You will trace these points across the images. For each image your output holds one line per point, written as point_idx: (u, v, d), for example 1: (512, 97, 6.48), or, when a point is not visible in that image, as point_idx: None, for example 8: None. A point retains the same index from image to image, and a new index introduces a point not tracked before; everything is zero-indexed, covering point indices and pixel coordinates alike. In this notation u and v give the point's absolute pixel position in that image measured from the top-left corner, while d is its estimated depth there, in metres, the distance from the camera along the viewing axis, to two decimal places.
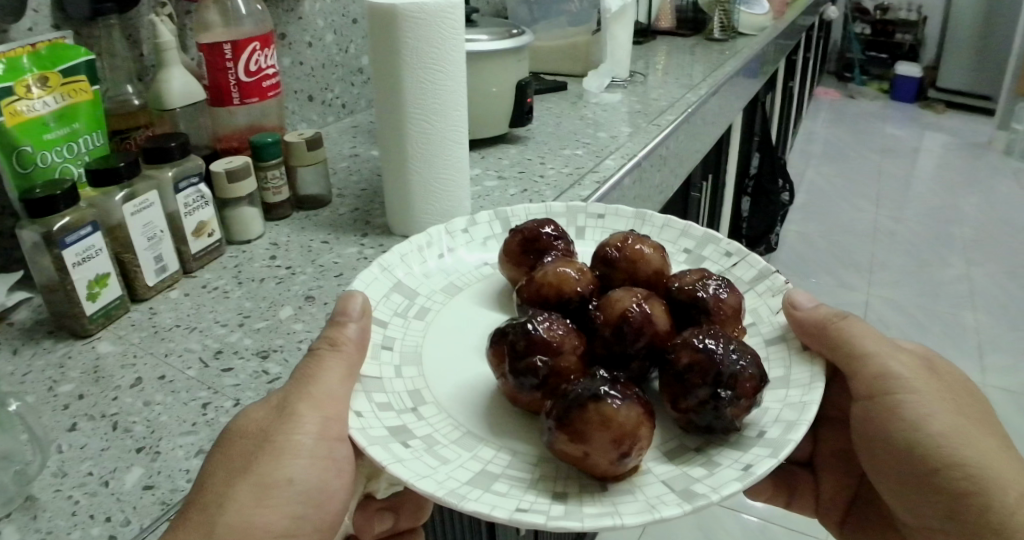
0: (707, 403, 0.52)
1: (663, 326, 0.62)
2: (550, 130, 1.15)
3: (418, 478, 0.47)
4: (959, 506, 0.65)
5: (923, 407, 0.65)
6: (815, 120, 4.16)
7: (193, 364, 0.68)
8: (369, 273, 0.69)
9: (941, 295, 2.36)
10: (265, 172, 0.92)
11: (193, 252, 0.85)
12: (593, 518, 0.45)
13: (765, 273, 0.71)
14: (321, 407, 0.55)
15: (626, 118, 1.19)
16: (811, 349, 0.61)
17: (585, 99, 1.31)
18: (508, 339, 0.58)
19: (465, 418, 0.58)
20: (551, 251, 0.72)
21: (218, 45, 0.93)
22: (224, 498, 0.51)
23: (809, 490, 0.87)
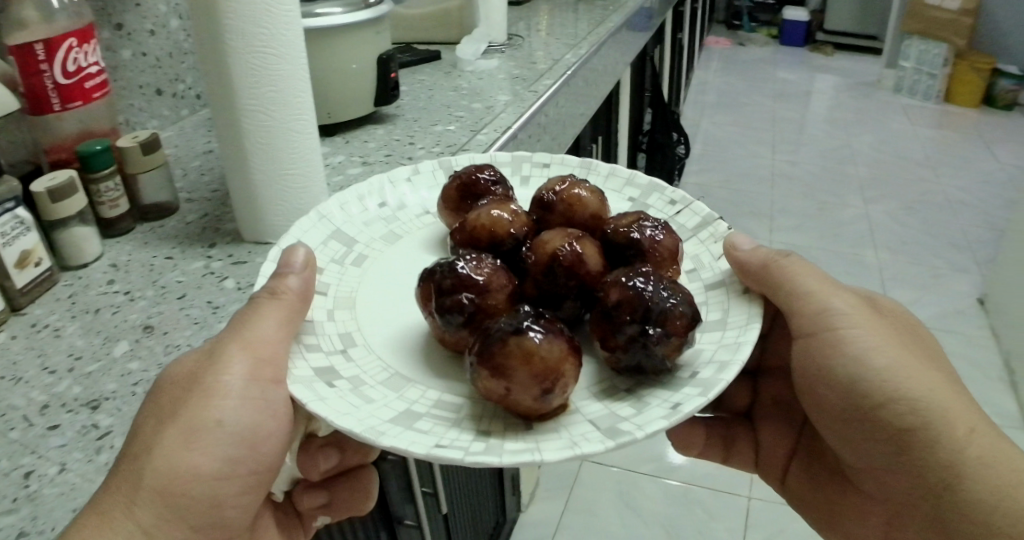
0: (635, 340, 0.47)
1: (595, 267, 0.57)
2: (424, 104, 1.06)
3: (338, 416, 0.43)
4: (908, 443, 0.59)
5: (869, 340, 0.59)
6: (710, 70, 4.21)
7: (15, 425, 0.55)
8: (306, 220, 0.64)
9: (840, 234, 2.44)
10: (96, 184, 0.80)
11: (19, 286, 0.70)
12: (510, 454, 0.42)
13: (707, 220, 0.64)
14: (250, 352, 0.52)
15: (503, 85, 1.12)
16: (752, 290, 0.55)
17: (460, 67, 1.23)
18: (435, 276, 0.54)
19: (396, 361, 0.53)
20: (489, 196, 0.66)
21: (27, 45, 0.78)
22: (152, 444, 0.50)
23: (745, 446, 0.79)
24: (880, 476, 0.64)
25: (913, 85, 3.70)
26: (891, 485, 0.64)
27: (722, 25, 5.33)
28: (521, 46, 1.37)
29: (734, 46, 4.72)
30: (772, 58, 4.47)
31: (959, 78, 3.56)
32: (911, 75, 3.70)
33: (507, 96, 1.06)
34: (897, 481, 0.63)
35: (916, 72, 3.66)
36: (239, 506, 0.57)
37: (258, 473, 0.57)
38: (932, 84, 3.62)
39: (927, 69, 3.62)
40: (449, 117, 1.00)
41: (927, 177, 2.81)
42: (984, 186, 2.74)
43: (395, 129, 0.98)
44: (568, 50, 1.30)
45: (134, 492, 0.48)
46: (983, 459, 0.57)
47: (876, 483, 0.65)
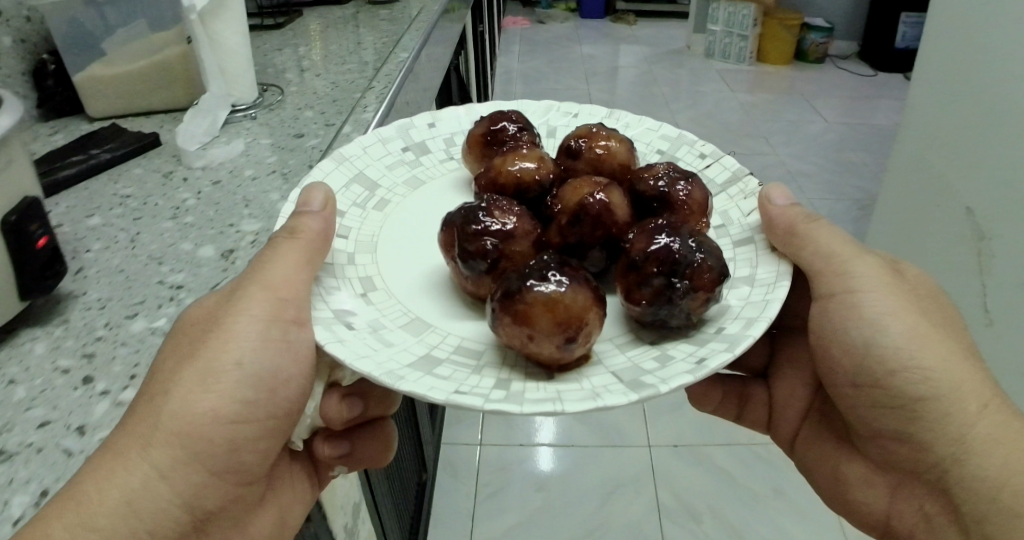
0: (663, 293, 0.50)
1: (621, 217, 0.57)
2: (121, 261, 0.60)
3: (356, 358, 0.44)
4: (916, 417, 0.52)
5: (881, 300, 0.53)
6: (512, 56, 3.65)
7: None
8: (327, 163, 0.63)
9: None
10: None
11: None
12: (534, 404, 0.43)
13: (738, 175, 0.65)
14: (273, 292, 0.48)
15: (268, 188, 0.71)
16: (778, 250, 0.54)
17: (183, 162, 0.77)
18: (458, 223, 0.53)
19: (417, 305, 0.54)
20: (514, 142, 0.63)
21: None
22: (169, 384, 0.45)
23: (761, 405, 0.68)
24: (885, 446, 0.56)
25: (724, 49, 3.50)
26: (896, 457, 0.56)
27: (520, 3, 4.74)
28: (278, 108, 0.91)
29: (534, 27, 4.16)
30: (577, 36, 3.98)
31: (770, 38, 3.43)
32: (722, 39, 3.50)
33: (260, 225, 0.65)
34: (901, 453, 0.55)
35: (728, 34, 3.45)
36: (261, 461, 0.52)
37: (276, 421, 0.50)
38: (745, 46, 3.43)
39: (738, 30, 3.42)
40: (159, 297, 0.56)
41: (793, 138, 2.69)
42: (816, 150, 2.61)
43: (53, 348, 0.50)
44: (344, 110, 0.89)
45: (151, 438, 0.43)
46: (996, 435, 0.50)
47: (877, 455, 0.57)
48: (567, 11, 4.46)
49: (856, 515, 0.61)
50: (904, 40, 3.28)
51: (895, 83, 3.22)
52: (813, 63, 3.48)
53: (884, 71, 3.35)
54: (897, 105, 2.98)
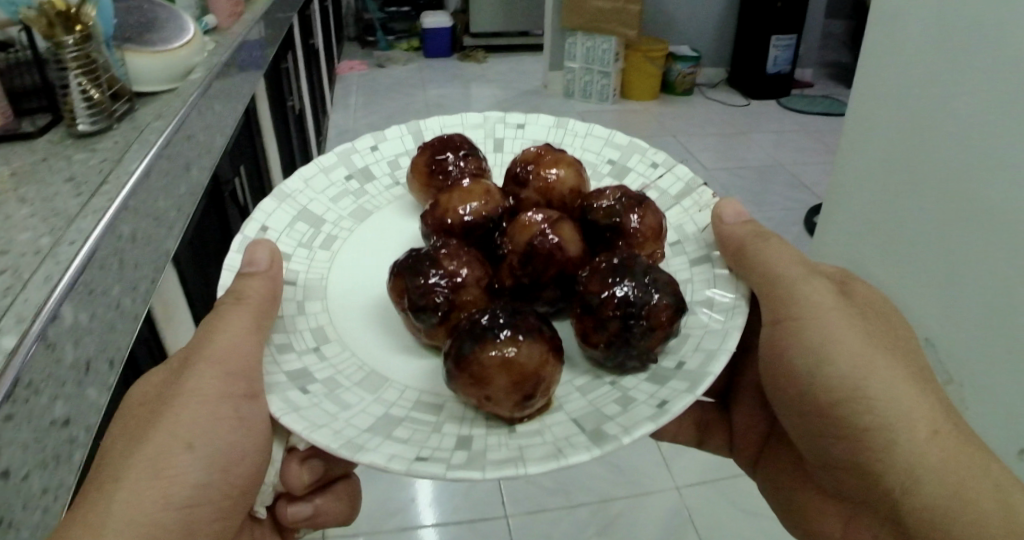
0: (619, 336, 0.51)
1: (573, 251, 0.55)
2: None
3: (313, 430, 0.46)
4: (864, 445, 0.52)
5: (821, 328, 0.53)
6: (349, 109, 2.57)
7: None
8: (268, 202, 0.61)
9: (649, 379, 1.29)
10: None
11: None
12: (495, 467, 0.45)
13: (692, 185, 0.64)
14: (221, 364, 0.50)
15: None
16: (735, 271, 0.56)
17: None
18: (406, 272, 0.53)
19: (371, 355, 0.55)
20: (462, 171, 0.62)
21: None
22: (119, 472, 0.46)
23: (720, 428, 0.70)
24: (835, 472, 0.57)
25: (585, 85, 2.57)
26: (846, 482, 0.56)
27: (353, 42, 3.54)
28: None
29: (371, 70, 3.05)
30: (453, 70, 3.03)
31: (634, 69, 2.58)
32: (580, 77, 2.57)
33: None
34: (847, 482, 0.56)
35: (587, 72, 2.54)
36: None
37: (232, 499, 0.51)
38: (607, 85, 2.53)
39: (598, 66, 2.51)
40: None
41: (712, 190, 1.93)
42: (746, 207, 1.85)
43: None
44: None
45: (101, 533, 0.43)
46: (947, 462, 0.49)
47: (827, 480, 0.58)
48: (407, 51, 3.32)
49: (811, 537, 0.62)
50: (774, 65, 2.61)
51: (771, 113, 2.52)
52: (681, 95, 2.68)
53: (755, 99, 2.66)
54: (773, 136, 2.31)
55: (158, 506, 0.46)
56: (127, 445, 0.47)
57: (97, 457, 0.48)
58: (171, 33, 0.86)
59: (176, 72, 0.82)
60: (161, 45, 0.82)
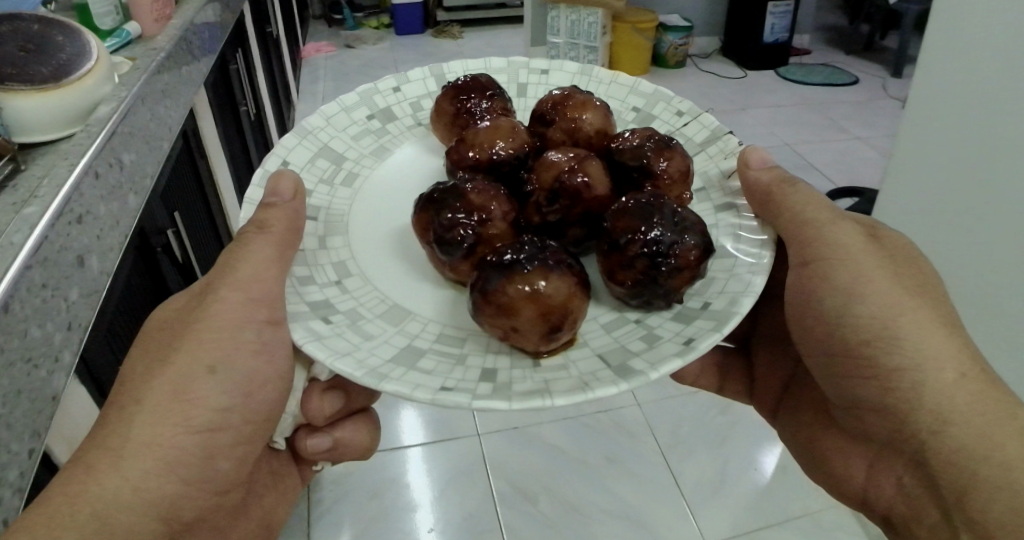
0: (646, 275, 0.50)
1: (602, 190, 0.54)
2: None
3: (338, 357, 0.45)
4: (890, 389, 0.52)
5: (850, 272, 0.53)
6: (315, 97, 2.40)
7: None
8: (289, 138, 0.60)
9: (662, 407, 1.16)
10: None
11: None
12: (522, 398, 0.45)
13: (718, 134, 0.63)
14: (245, 289, 0.49)
15: None
16: (761, 216, 0.56)
17: None
18: (432, 206, 0.52)
19: (393, 289, 0.54)
20: (486, 110, 0.60)
21: None
22: (142, 392, 0.46)
23: (740, 374, 0.70)
24: (859, 417, 0.56)
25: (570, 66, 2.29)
26: (870, 427, 0.55)
27: (323, 22, 3.33)
28: None
29: (341, 51, 2.88)
30: (425, 50, 2.87)
31: (621, 43, 2.35)
32: (567, 53, 2.27)
33: None
34: (871, 426, 0.55)
35: (572, 46, 2.24)
36: (238, 467, 0.51)
37: (253, 428, 0.50)
38: (594, 60, 2.25)
39: (584, 41, 2.22)
40: None
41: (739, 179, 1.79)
42: None
43: None
44: None
45: (121, 450, 0.44)
46: (972, 408, 0.49)
47: (851, 426, 0.57)
48: (377, 29, 3.15)
49: (830, 482, 0.62)
50: (771, 33, 2.40)
51: (768, 83, 2.35)
52: (673, 68, 2.49)
53: (750, 69, 2.47)
54: (771, 111, 2.14)
55: (175, 427, 0.45)
56: (147, 362, 0.47)
57: (118, 371, 0.48)
58: (66, 58, 0.68)
59: (75, 112, 0.65)
60: (51, 81, 0.65)
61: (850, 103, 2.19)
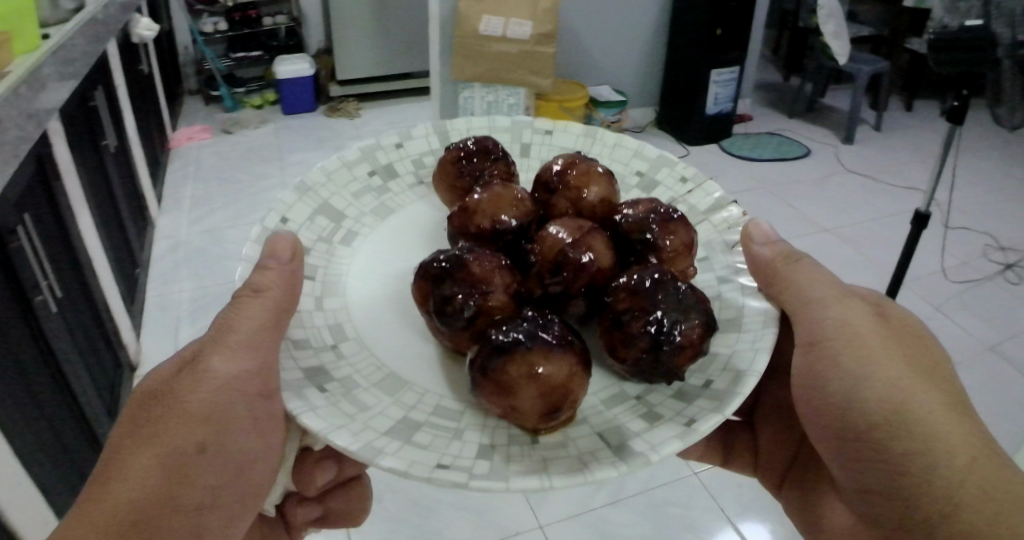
0: (647, 353, 0.49)
1: (603, 261, 0.54)
2: None
3: (331, 431, 0.44)
4: (900, 469, 0.51)
5: (853, 352, 0.52)
6: (183, 207, 1.97)
7: None
8: (287, 193, 0.59)
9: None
10: None
11: None
12: (519, 479, 0.43)
13: (722, 203, 0.63)
14: (237, 358, 0.48)
15: None
16: (766, 290, 0.55)
17: None
18: (434, 274, 0.51)
19: (391, 356, 0.53)
20: (489, 173, 0.60)
21: None
22: (121, 467, 0.44)
23: (746, 447, 0.70)
24: (868, 497, 0.55)
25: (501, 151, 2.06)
26: (879, 508, 0.54)
27: (199, 99, 2.85)
28: None
29: (217, 137, 2.45)
30: (320, 129, 2.54)
31: None
32: None
33: None
34: (883, 510, 0.54)
35: None
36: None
37: (240, 507, 0.49)
38: None
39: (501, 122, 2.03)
40: None
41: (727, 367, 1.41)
42: None
43: None
44: None
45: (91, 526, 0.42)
46: (985, 489, 0.48)
47: (858, 507, 0.56)
48: (260, 107, 2.72)
49: None
50: (716, 104, 2.30)
51: (714, 159, 2.25)
52: None
53: (695, 144, 2.36)
54: (778, 201, 1.98)
55: (162, 507, 0.44)
56: (135, 438, 0.46)
57: (101, 447, 0.46)
58: None
59: None
60: None
61: (806, 183, 2.10)
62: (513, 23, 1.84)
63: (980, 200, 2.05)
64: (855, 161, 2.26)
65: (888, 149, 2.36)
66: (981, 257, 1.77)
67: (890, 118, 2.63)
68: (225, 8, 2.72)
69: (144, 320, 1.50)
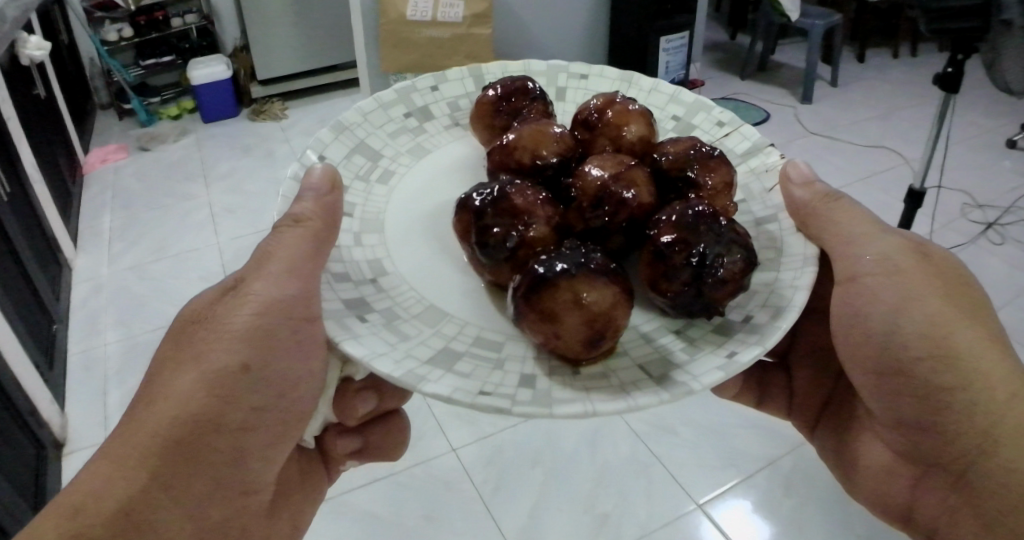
0: (688, 286, 0.49)
1: (645, 197, 0.53)
2: None
3: (374, 358, 0.44)
4: (940, 407, 0.51)
5: (895, 291, 0.52)
6: (103, 242, 1.75)
7: None
8: (325, 133, 0.59)
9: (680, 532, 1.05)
10: None
11: None
12: (561, 405, 0.44)
13: (759, 146, 0.62)
14: (276, 283, 0.48)
15: None
16: (807, 229, 0.55)
17: None
18: (474, 207, 0.51)
19: (431, 290, 0.53)
20: (528, 112, 0.60)
21: None
22: (165, 388, 0.45)
23: (780, 390, 0.69)
24: (905, 436, 0.54)
25: None
26: (917, 447, 0.54)
27: (112, 111, 2.46)
28: None
29: (133, 157, 2.15)
30: (255, 137, 2.24)
31: None
32: None
33: None
34: (922, 447, 0.53)
35: None
36: (270, 469, 0.51)
37: (279, 431, 0.49)
38: None
39: None
40: None
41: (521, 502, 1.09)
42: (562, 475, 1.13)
43: None
44: None
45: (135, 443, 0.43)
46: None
47: (894, 446, 0.56)
48: (178, 118, 2.38)
49: (875, 506, 0.60)
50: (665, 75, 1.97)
51: None
52: None
53: None
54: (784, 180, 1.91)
55: (201, 430, 0.44)
56: (180, 361, 0.46)
57: (148, 366, 0.47)
58: None
59: None
60: None
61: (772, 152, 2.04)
62: (445, 2, 1.26)
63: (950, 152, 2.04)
64: (817, 125, 2.19)
65: (847, 105, 2.33)
66: (959, 218, 1.75)
67: (843, 72, 2.60)
68: (128, 10, 2.32)
69: (68, 389, 1.31)
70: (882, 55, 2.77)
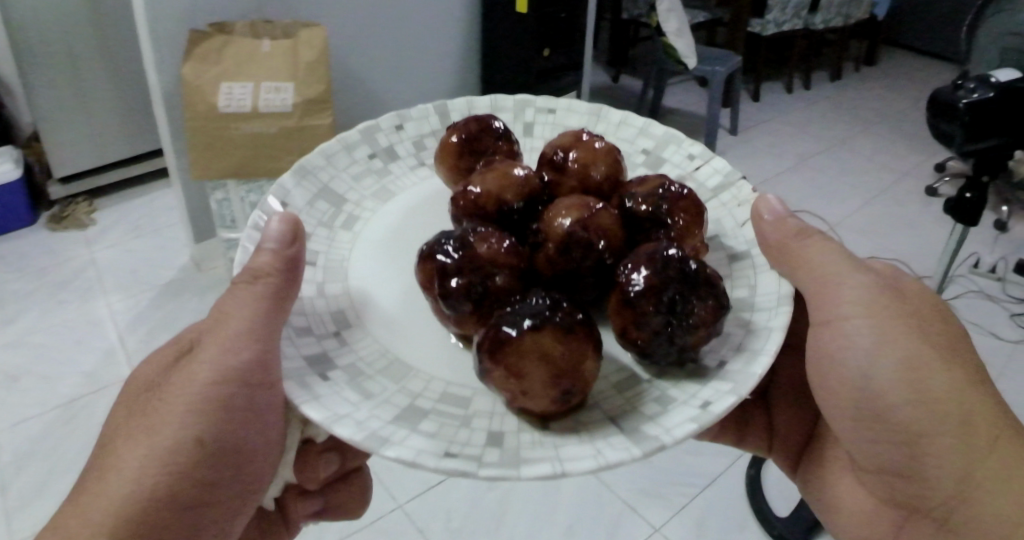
0: (660, 333, 0.48)
1: (612, 237, 0.52)
2: None
3: (335, 421, 0.42)
4: (919, 452, 0.50)
5: (872, 334, 0.51)
6: None
7: None
8: (289, 176, 0.57)
9: None
10: None
11: None
12: (529, 465, 0.41)
13: (730, 179, 0.61)
14: (231, 349, 0.48)
15: None
16: (781, 266, 0.53)
17: None
18: (439, 255, 0.50)
19: (394, 341, 0.52)
20: (494, 153, 0.59)
21: None
22: (117, 458, 0.45)
23: (759, 427, 0.68)
24: (887, 481, 0.54)
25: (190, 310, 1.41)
26: (896, 489, 0.54)
27: None
28: None
29: None
30: (59, 257, 1.62)
31: None
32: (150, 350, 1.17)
33: None
34: (903, 490, 0.53)
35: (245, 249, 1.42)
36: (225, 533, 0.51)
37: (234, 497, 0.50)
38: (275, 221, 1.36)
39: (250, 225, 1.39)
40: None
41: None
42: None
43: None
44: None
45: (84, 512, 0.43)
46: (1005, 473, 0.47)
47: (874, 488, 0.56)
48: None
49: None
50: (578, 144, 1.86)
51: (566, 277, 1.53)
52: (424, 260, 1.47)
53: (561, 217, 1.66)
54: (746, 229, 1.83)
55: (153, 502, 0.44)
56: (133, 428, 0.46)
57: (100, 435, 0.47)
58: None
59: None
60: None
61: None
62: (266, 88, 1.23)
63: (867, 207, 2.01)
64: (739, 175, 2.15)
65: (755, 153, 2.29)
66: None
67: (742, 114, 2.59)
68: None
69: None
70: (777, 90, 2.82)
